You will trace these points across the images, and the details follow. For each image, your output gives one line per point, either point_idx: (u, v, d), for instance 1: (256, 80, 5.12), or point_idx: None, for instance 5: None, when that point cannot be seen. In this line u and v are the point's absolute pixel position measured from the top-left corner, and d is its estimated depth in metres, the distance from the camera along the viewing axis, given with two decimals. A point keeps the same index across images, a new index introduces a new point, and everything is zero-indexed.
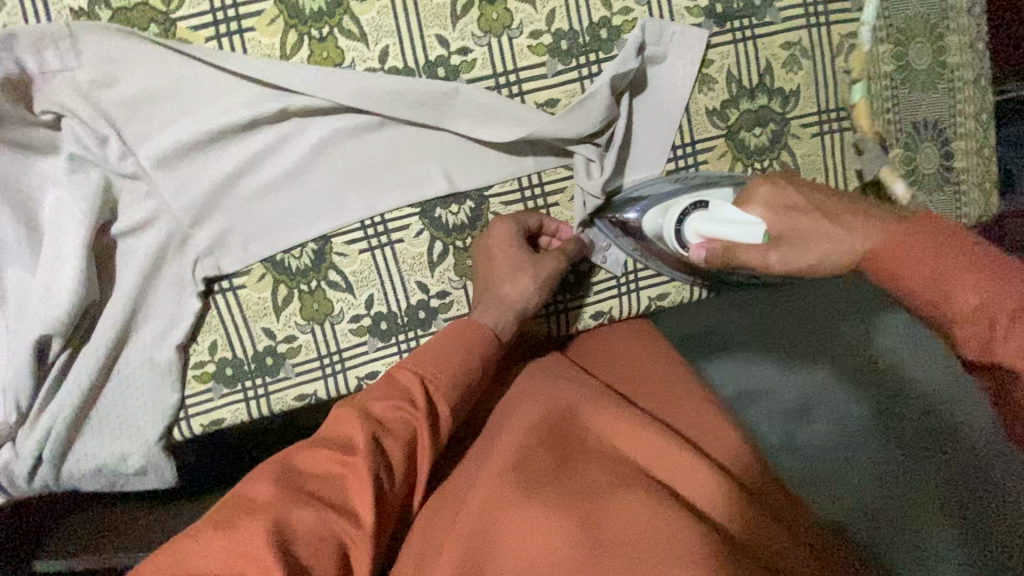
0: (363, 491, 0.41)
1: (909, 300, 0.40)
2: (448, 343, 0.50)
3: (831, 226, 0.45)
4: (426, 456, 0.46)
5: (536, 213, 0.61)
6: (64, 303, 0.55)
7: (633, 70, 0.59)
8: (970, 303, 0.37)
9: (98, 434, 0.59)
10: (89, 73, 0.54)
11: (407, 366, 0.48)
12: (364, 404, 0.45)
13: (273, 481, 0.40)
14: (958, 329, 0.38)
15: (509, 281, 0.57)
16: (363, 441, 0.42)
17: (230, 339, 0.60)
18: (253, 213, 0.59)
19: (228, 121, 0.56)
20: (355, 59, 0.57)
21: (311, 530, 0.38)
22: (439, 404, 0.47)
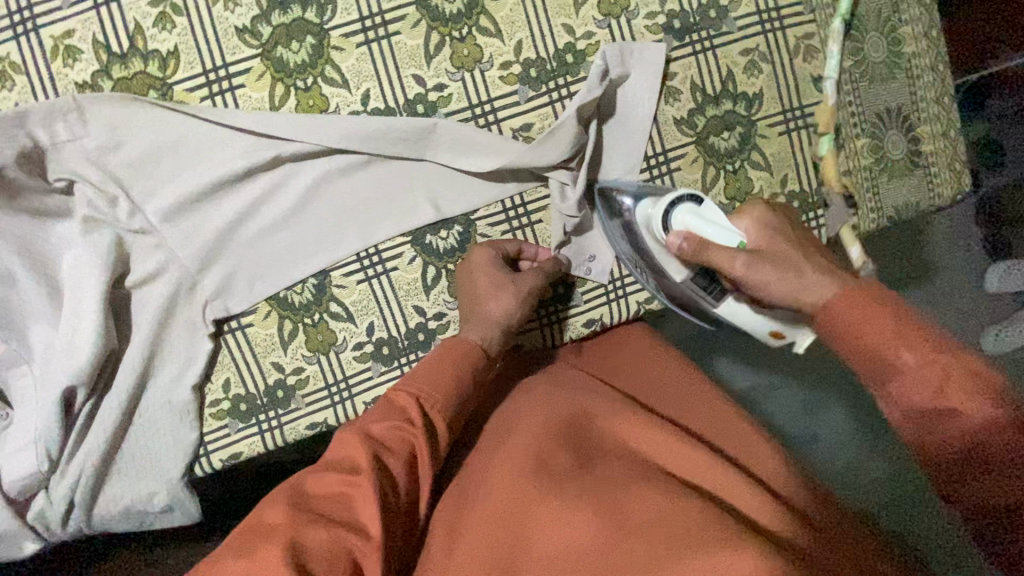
0: (369, 504, 0.43)
1: (856, 352, 0.43)
2: (439, 362, 0.53)
3: (807, 266, 0.50)
4: (427, 470, 0.48)
5: (514, 240, 0.64)
6: (86, 354, 0.58)
7: (599, 96, 0.62)
8: (912, 360, 0.40)
9: (125, 475, 0.62)
10: (97, 140, 0.58)
11: (403, 389, 0.51)
12: (364, 427, 0.48)
13: (284, 507, 0.42)
14: (899, 382, 0.41)
15: (492, 299, 0.59)
16: (366, 459, 0.45)
17: (242, 376, 0.64)
18: (256, 255, 0.63)
19: (227, 173, 0.60)
20: (339, 103, 0.61)
21: (325, 546, 0.40)
22: (436, 420, 0.50)
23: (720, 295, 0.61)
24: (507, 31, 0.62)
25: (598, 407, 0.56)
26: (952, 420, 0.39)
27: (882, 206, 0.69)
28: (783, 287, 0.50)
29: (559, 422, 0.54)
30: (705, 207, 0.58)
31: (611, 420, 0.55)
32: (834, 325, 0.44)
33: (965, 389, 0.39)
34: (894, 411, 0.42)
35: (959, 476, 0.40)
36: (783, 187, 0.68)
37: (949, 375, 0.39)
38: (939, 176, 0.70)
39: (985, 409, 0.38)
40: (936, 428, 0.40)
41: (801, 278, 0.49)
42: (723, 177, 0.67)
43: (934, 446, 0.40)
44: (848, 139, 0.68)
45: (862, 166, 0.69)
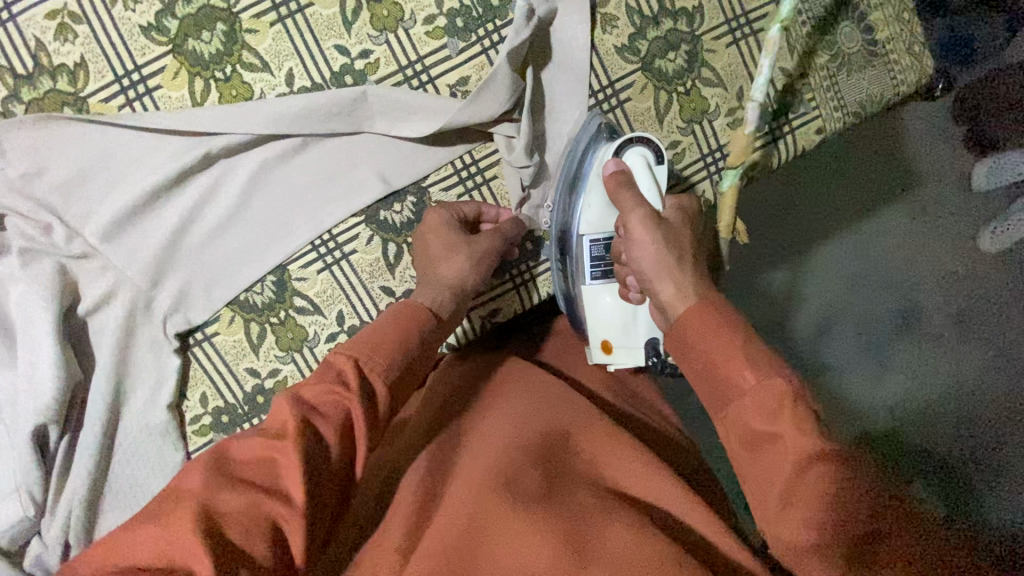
0: (293, 469, 0.40)
1: (708, 364, 0.44)
2: (384, 325, 0.49)
3: (685, 262, 0.51)
4: (363, 435, 0.44)
5: (472, 202, 0.61)
6: (49, 390, 0.56)
7: (526, 40, 0.59)
8: (747, 380, 0.42)
9: (116, 508, 0.61)
10: (17, 167, 0.55)
11: (341, 350, 0.47)
12: (295, 390, 0.44)
13: (204, 471, 0.40)
14: (742, 401, 0.41)
15: (444, 262, 0.57)
16: (291, 422, 0.41)
17: (218, 388, 0.62)
18: (207, 262, 0.60)
19: (159, 180, 0.58)
20: (264, 88, 0.58)
21: (241, 512, 0.38)
22: (376, 384, 0.46)
23: (602, 273, 0.62)
24: None
25: (572, 419, 0.52)
26: (772, 446, 0.39)
27: (844, 104, 0.67)
28: (641, 272, 0.53)
29: (531, 439, 0.50)
30: (661, 169, 0.59)
31: (585, 431, 0.51)
32: (683, 334, 0.46)
33: (793, 418, 0.39)
34: (731, 437, 0.42)
35: (775, 510, 0.39)
36: (740, 101, 0.65)
37: (781, 403, 0.40)
38: (900, 62, 0.67)
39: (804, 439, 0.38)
40: (761, 453, 0.40)
41: (673, 269, 0.51)
42: (677, 101, 0.64)
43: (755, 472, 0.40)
44: (800, 39, 0.65)
45: (818, 66, 0.66)
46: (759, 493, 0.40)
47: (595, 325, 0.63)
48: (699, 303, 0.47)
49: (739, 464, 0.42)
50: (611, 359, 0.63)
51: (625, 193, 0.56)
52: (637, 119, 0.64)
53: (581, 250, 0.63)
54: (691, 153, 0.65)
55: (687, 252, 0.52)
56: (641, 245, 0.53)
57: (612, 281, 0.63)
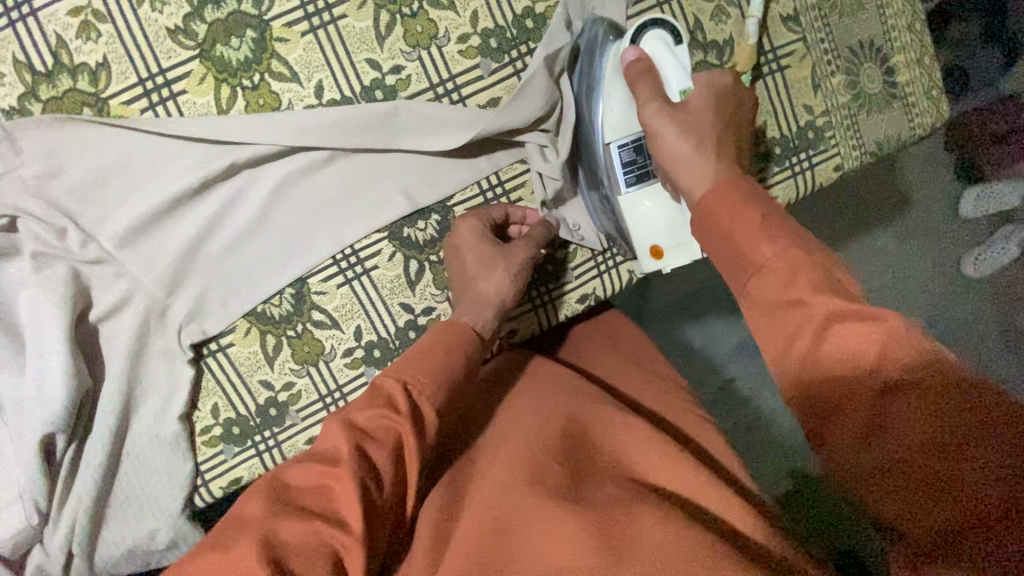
0: (349, 497, 0.41)
1: (728, 239, 0.44)
2: (430, 346, 0.50)
3: (712, 145, 0.50)
4: (414, 460, 0.45)
5: (501, 205, 0.61)
6: (59, 399, 0.54)
7: (564, 47, 0.60)
8: (765, 253, 0.41)
9: (124, 516, 0.60)
10: (33, 168, 0.54)
11: (390, 374, 0.48)
12: (347, 416, 0.45)
13: (263, 499, 0.41)
14: (760, 276, 0.41)
15: (483, 278, 0.57)
16: (346, 449, 0.42)
17: (231, 399, 0.61)
18: (226, 271, 0.59)
19: (182, 188, 0.56)
20: (292, 99, 0.57)
21: (303, 540, 0.39)
22: (424, 408, 0.47)
23: (636, 177, 0.59)
24: (460, 1, 0.58)
25: (591, 415, 0.53)
26: (796, 311, 0.39)
27: (862, 143, 0.68)
28: (672, 162, 0.52)
29: (554, 431, 0.51)
30: (680, 49, 0.56)
31: (610, 429, 0.52)
32: (704, 214, 0.46)
33: (808, 282, 0.39)
34: (752, 310, 0.42)
35: (795, 374, 0.39)
36: (763, 135, 0.66)
37: (795, 268, 0.40)
38: (918, 106, 0.69)
39: (827, 301, 0.38)
40: (782, 324, 0.40)
41: (693, 159, 0.50)
42: None
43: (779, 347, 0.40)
44: (823, 77, 0.66)
45: (839, 105, 0.67)
46: (789, 368, 0.40)
47: (638, 234, 0.60)
48: (718, 186, 0.47)
49: (761, 342, 0.42)
50: (663, 263, 0.60)
51: (644, 83, 0.54)
52: None
53: (610, 158, 0.59)
54: None
55: (708, 134, 0.51)
56: (662, 138, 0.52)
57: (650, 185, 0.59)
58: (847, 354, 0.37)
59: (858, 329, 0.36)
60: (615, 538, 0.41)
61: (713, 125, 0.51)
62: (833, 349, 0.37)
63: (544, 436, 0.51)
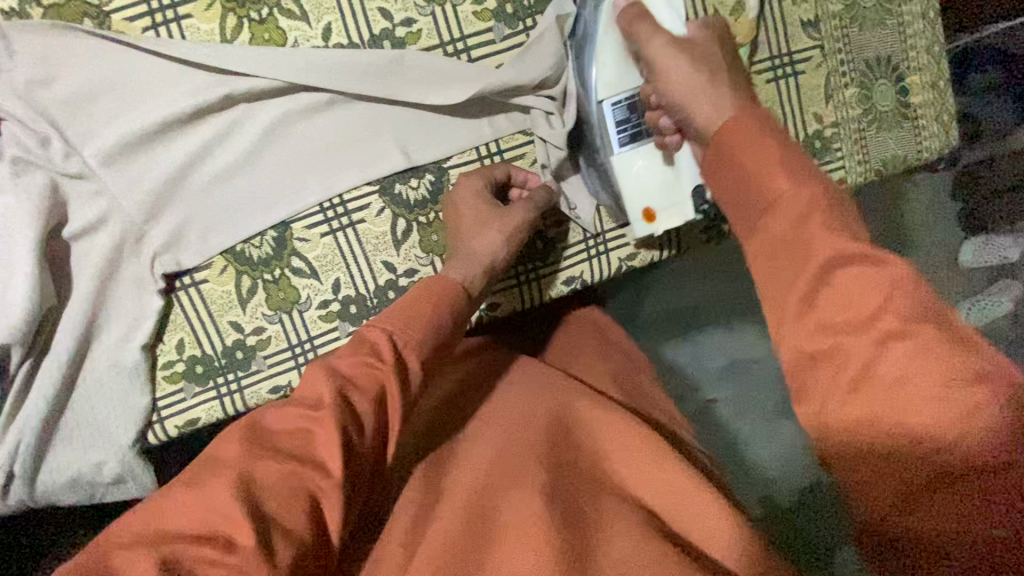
0: (330, 439, 0.40)
1: (737, 187, 0.42)
2: (415, 298, 0.49)
3: (721, 84, 0.48)
4: (398, 408, 0.44)
5: (501, 164, 0.60)
6: (19, 314, 0.53)
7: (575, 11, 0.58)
8: (782, 188, 0.39)
9: (73, 444, 0.58)
10: (25, 72, 0.52)
11: (376, 325, 0.46)
12: (331, 362, 0.44)
13: (240, 441, 0.40)
14: (774, 214, 0.39)
15: (477, 236, 0.56)
16: (328, 394, 0.41)
17: (198, 337, 0.59)
18: (210, 205, 0.58)
19: (175, 113, 0.55)
20: (298, 38, 0.56)
21: (280, 483, 0.38)
22: (411, 358, 0.46)
23: (629, 136, 0.57)
24: None
25: (574, 412, 0.51)
26: (800, 250, 0.37)
27: (868, 160, 0.67)
28: (682, 99, 0.49)
29: (535, 435, 0.48)
30: None
31: (590, 426, 0.50)
32: (716, 152, 0.44)
33: (823, 223, 0.37)
34: (758, 257, 0.39)
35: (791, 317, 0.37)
36: None
37: (811, 205, 0.38)
38: (927, 129, 0.68)
39: (836, 243, 0.36)
40: (784, 259, 0.38)
41: (704, 88, 0.48)
42: None
43: (776, 321, 0.38)
44: (837, 88, 0.66)
45: (849, 118, 0.66)
46: (788, 330, 0.37)
47: (632, 197, 0.58)
48: (736, 118, 0.44)
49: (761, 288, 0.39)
50: (656, 227, 0.59)
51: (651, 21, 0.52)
52: None
53: (603, 117, 0.57)
54: None
55: (716, 63, 0.50)
56: (670, 78, 0.50)
57: (642, 147, 0.58)
58: (857, 292, 0.34)
59: (858, 279, 0.35)
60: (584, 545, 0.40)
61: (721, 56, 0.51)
62: (837, 307, 0.35)
63: (526, 430, 0.49)
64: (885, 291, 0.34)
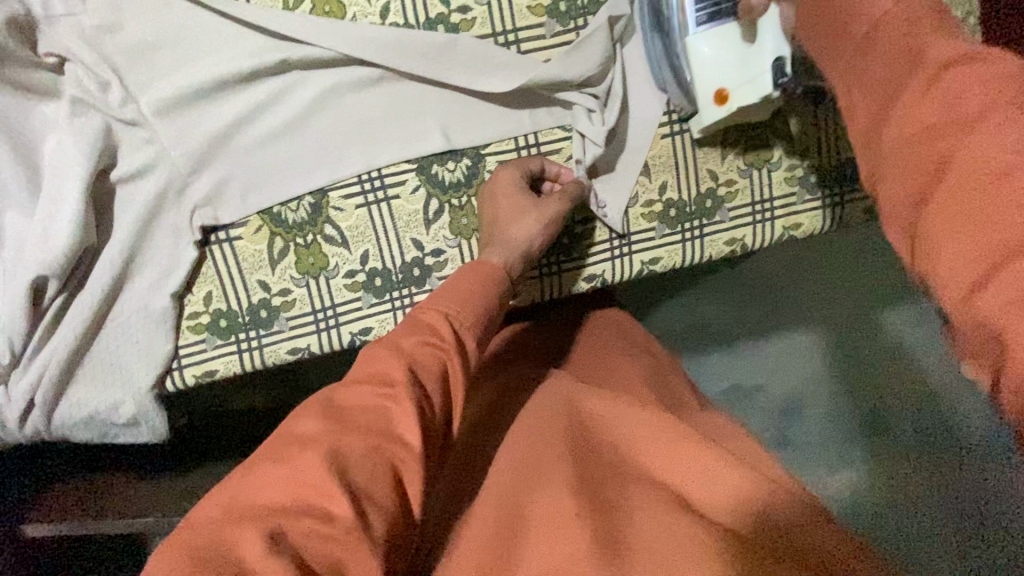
0: (407, 417, 0.41)
1: (836, 21, 0.37)
2: (466, 285, 0.50)
3: None
4: (461, 386, 0.46)
5: (536, 158, 0.61)
6: (62, 244, 0.55)
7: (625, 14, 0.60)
8: (883, 8, 0.34)
9: (93, 382, 0.60)
10: (93, 18, 0.54)
11: (432, 307, 0.48)
12: (393, 341, 0.45)
13: (318, 417, 0.41)
14: (871, 37, 0.34)
15: (514, 224, 0.57)
16: (401, 373, 0.42)
17: (226, 291, 0.61)
18: (253, 163, 0.59)
19: (230, 72, 0.56)
20: (356, 14, 0.58)
21: (367, 457, 0.39)
22: (467, 338, 0.48)
23: (708, 16, 0.55)
24: None
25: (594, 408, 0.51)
26: (901, 64, 0.32)
27: None
28: None
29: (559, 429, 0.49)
30: None
31: (609, 422, 0.50)
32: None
33: (928, 29, 0.32)
34: (852, 88, 0.35)
35: (885, 132, 0.32)
36: (806, 157, 0.65)
37: (914, 18, 0.33)
38: None
39: (944, 48, 0.31)
40: (883, 79, 0.33)
41: None
42: (744, 141, 0.65)
43: (871, 133, 0.34)
44: None
45: None
46: (883, 148, 0.32)
47: (704, 81, 0.56)
48: None
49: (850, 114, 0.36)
50: (729, 108, 0.57)
51: None
52: (702, 150, 0.64)
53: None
54: (743, 197, 0.66)
55: None
56: None
57: (720, 26, 0.55)
58: (956, 94, 0.30)
59: (972, 77, 0.29)
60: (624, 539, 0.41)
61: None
62: (939, 102, 0.30)
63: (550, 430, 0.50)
64: (992, 83, 0.29)
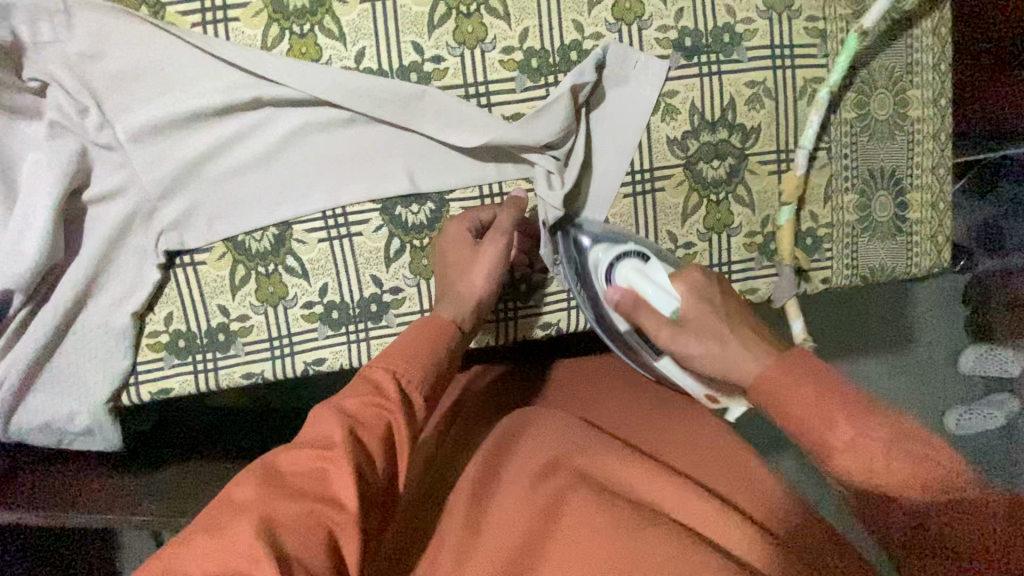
0: (344, 479, 0.43)
1: (799, 434, 0.46)
2: (413, 340, 0.52)
3: (729, 345, 0.52)
4: (405, 443, 0.47)
5: (486, 207, 0.62)
6: (28, 259, 0.57)
7: (590, 82, 0.61)
8: (843, 435, 0.43)
9: (51, 391, 0.62)
10: (78, 46, 0.56)
11: (378, 365, 0.50)
12: (339, 402, 0.47)
13: (255, 483, 0.42)
14: (841, 455, 0.43)
15: (462, 278, 0.59)
16: (340, 435, 0.44)
17: (186, 312, 0.63)
18: (221, 193, 0.61)
19: (204, 105, 0.58)
20: (332, 56, 0.60)
21: (300, 520, 0.40)
22: (414, 395, 0.49)
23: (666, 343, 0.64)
24: (514, 17, 0.60)
25: (584, 449, 0.55)
26: (882, 476, 0.42)
27: (856, 266, 0.69)
28: (702, 359, 0.54)
29: (557, 471, 0.53)
30: (652, 266, 0.60)
31: (599, 460, 0.54)
32: (776, 406, 0.47)
33: (882, 440, 0.42)
34: (849, 479, 0.44)
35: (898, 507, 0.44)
36: (763, 227, 0.67)
37: (873, 451, 0.42)
38: (920, 247, 0.70)
39: (902, 459, 0.41)
40: (883, 488, 0.43)
41: (723, 356, 0.52)
42: (705, 206, 0.66)
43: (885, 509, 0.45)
44: (836, 191, 0.68)
45: (844, 222, 0.69)
46: (897, 515, 0.45)
47: (694, 391, 0.63)
48: (778, 369, 0.47)
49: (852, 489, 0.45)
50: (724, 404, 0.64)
51: (644, 315, 0.56)
52: (663, 211, 0.66)
53: (633, 340, 0.64)
54: (701, 259, 0.67)
55: (723, 329, 0.53)
56: (690, 355, 0.54)
57: None
58: (932, 496, 0.42)
59: (920, 464, 0.41)
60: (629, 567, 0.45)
61: (720, 321, 0.54)
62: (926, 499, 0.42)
63: (549, 470, 0.53)
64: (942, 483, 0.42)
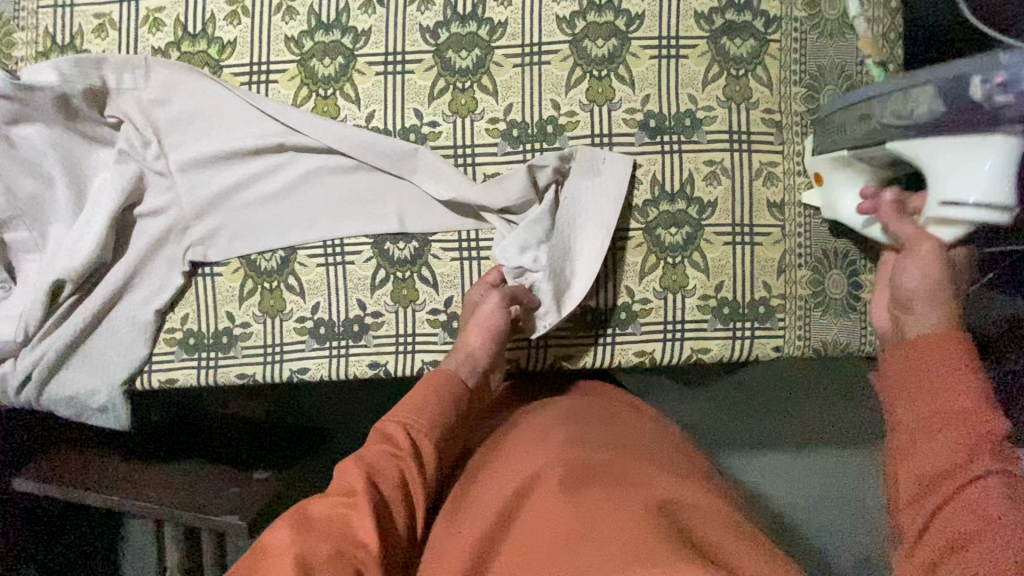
0: (364, 522, 0.50)
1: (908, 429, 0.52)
2: (423, 395, 0.62)
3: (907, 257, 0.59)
4: (418, 490, 0.56)
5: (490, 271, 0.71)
6: (82, 258, 0.70)
7: (551, 164, 0.69)
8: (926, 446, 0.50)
9: (80, 369, 0.73)
10: (151, 94, 0.71)
11: (393, 418, 0.59)
12: (359, 452, 0.57)
13: (287, 527, 0.49)
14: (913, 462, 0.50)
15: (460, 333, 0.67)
16: (360, 482, 0.53)
17: (199, 315, 0.73)
18: (244, 218, 0.73)
19: (239, 147, 0.71)
20: (348, 116, 0.72)
21: (331, 558, 0.47)
22: (424, 443, 0.59)
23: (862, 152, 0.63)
24: (501, 94, 0.71)
25: (565, 442, 0.60)
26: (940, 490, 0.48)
27: (809, 337, 0.73)
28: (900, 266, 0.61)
29: (539, 460, 0.59)
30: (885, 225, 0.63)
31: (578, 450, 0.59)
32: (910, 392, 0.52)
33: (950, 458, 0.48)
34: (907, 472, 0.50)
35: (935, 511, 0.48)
36: (716, 292, 0.72)
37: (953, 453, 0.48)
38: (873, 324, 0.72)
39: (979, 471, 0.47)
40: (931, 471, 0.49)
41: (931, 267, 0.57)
42: (661, 267, 0.72)
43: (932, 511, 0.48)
44: (790, 266, 0.72)
45: (797, 295, 0.73)
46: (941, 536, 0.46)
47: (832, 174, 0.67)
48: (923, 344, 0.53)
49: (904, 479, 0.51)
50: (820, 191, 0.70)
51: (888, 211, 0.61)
52: (624, 268, 0.72)
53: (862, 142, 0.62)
54: (656, 316, 0.73)
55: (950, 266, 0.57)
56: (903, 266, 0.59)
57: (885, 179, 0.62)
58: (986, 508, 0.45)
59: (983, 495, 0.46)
60: (584, 535, 0.48)
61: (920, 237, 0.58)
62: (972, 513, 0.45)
63: (534, 461, 0.59)
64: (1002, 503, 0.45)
